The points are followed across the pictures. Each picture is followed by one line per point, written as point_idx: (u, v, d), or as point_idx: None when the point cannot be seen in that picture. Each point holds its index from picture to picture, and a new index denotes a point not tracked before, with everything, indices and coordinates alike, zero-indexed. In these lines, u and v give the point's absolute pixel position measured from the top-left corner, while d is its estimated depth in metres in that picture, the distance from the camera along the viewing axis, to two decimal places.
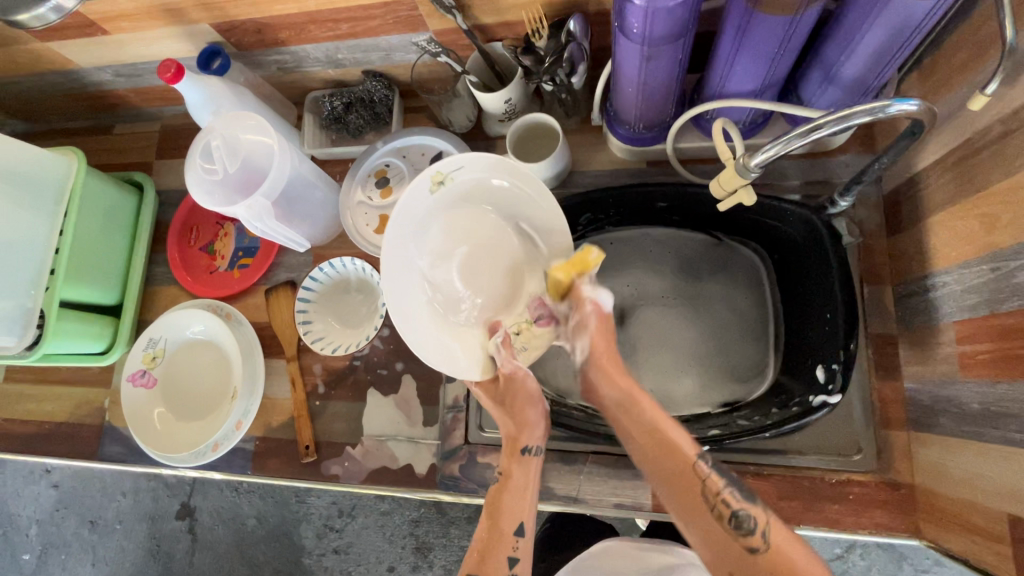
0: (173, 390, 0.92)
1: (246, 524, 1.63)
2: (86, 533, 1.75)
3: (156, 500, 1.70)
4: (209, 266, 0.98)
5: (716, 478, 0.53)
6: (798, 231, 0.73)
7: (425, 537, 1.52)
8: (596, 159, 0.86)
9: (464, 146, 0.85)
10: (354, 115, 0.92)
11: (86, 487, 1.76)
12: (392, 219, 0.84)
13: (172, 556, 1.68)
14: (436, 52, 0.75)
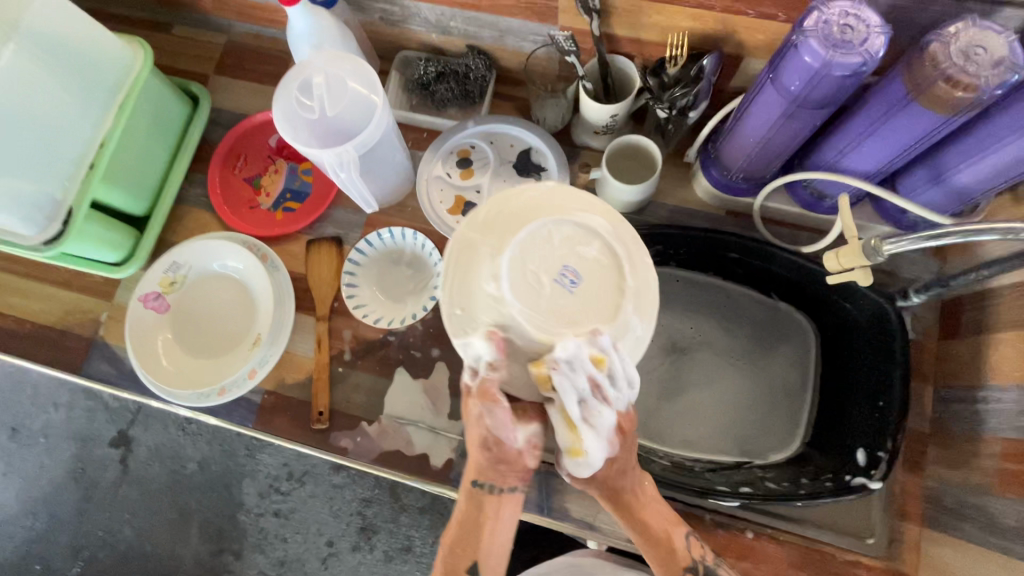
0: (184, 321, 0.86)
1: (185, 467, 1.54)
2: (3, 440, 1.61)
3: (92, 421, 1.58)
4: (250, 200, 0.93)
5: (695, 548, 0.63)
6: (863, 313, 0.75)
7: (373, 519, 1.48)
8: (680, 195, 0.86)
9: (556, 147, 0.82)
10: (443, 87, 0.88)
11: (15, 391, 1.62)
12: (468, 203, 0.81)
13: (96, 484, 1.56)
14: (568, 51, 0.72)
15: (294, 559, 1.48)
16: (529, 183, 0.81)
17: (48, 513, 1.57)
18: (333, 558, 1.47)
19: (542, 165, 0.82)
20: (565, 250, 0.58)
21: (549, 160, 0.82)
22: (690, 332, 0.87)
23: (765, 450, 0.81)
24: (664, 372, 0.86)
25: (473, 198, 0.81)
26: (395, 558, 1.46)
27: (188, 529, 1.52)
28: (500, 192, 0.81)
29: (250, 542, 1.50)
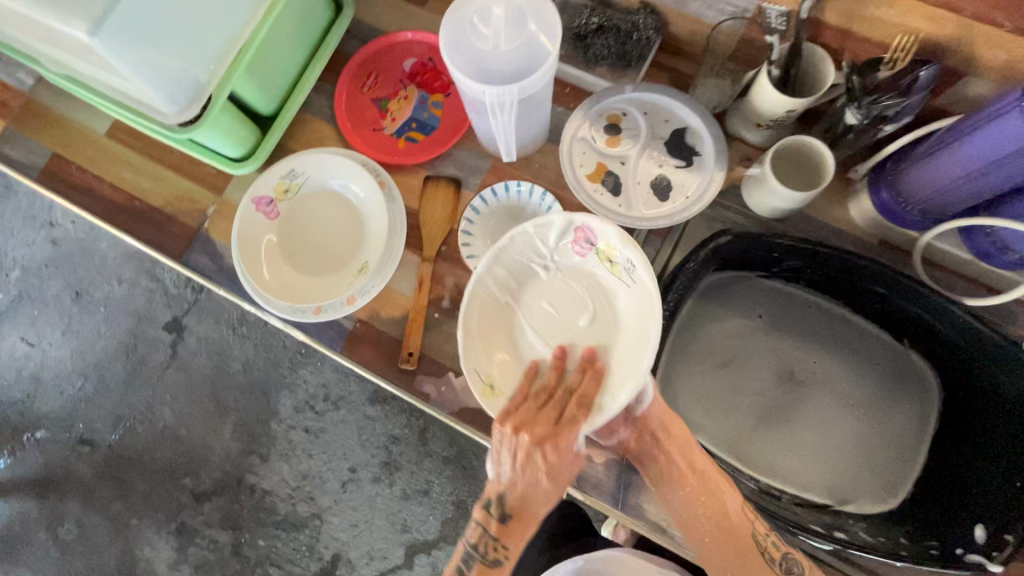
0: (291, 233, 0.84)
1: (230, 365, 1.54)
2: (66, 301, 1.62)
3: (151, 302, 1.59)
4: (374, 122, 0.89)
5: (765, 524, 0.72)
6: (1018, 389, 0.69)
7: (396, 457, 1.48)
8: (831, 212, 0.79)
9: (718, 132, 0.75)
10: (600, 42, 0.81)
11: (85, 257, 1.62)
12: (610, 173, 0.75)
13: (145, 361, 1.57)
14: (775, 29, 0.66)
15: (315, 476, 1.49)
16: (680, 165, 0.75)
17: (97, 378, 1.58)
18: (353, 484, 1.48)
19: (697, 148, 0.76)
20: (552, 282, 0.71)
21: (706, 145, 0.75)
22: (802, 361, 0.82)
23: (863, 498, 0.77)
24: (771, 396, 0.81)
25: (615, 169, 0.75)
26: (411, 498, 1.46)
27: (223, 423, 1.53)
28: (646, 168, 0.75)
29: (277, 449, 1.51)
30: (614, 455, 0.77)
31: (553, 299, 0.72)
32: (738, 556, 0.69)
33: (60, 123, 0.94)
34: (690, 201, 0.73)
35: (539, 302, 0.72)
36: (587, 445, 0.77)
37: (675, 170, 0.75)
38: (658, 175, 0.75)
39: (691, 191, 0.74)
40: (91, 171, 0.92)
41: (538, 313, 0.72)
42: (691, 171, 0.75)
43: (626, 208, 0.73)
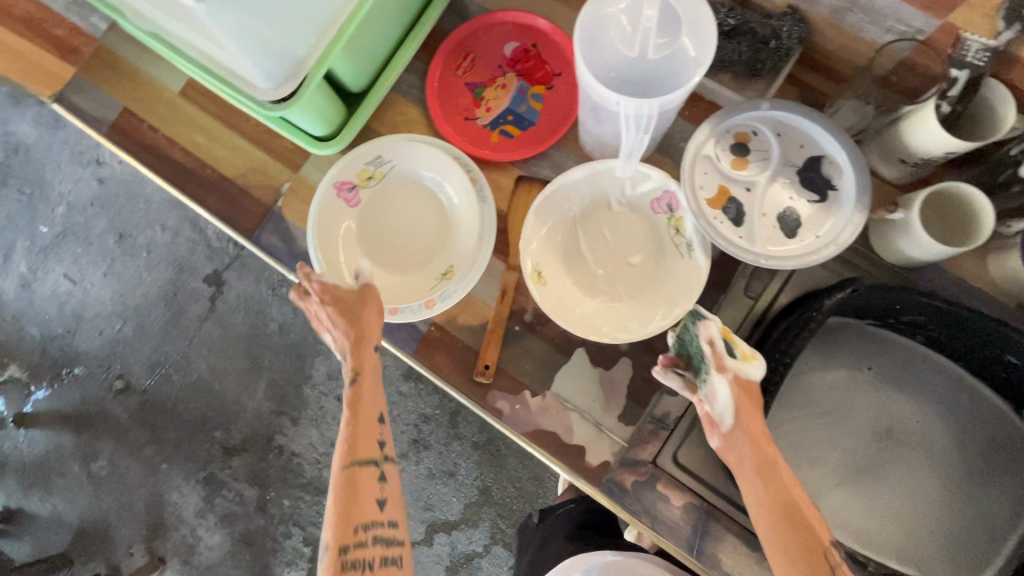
0: (372, 219, 0.79)
1: (267, 325, 1.47)
2: (109, 243, 1.54)
3: (194, 253, 1.51)
4: (466, 110, 0.82)
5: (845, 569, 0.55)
6: None
7: (426, 437, 1.33)
8: (967, 266, 0.71)
9: (861, 166, 0.67)
10: (731, 47, 0.72)
11: (130, 199, 1.54)
12: (732, 199, 0.68)
13: (184, 311, 1.51)
14: (969, 62, 0.57)
15: None
16: (811, 198, 0.67)
17: (136, 323, 1.53)
18: None
19: (834, 180, 0.68)
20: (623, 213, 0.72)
21: (844, 178, 0.67)
22: (904, 420, 0.76)
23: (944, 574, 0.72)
24: (864, 451, 0.76)
25: (739, 195, 0.68)
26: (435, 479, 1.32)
27: (257, 382, 1.48)
28: (773, 199, 0.68)
29: (309, 413, 1.45)
30: (693, 499, 0.72)
31: (612, 232, 0.71)
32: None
33: (131, 75, 0.89)
34: (820, 242, 0.66)
35: (610, 233, 0.71)
36: (665, 484, 0.72)
37: (806, 204, 0.67)
38: (786, 208, 0.67)
39: (822, 230, 0.66)
40: (162, 133, 0.87)
41: (594, 237, 0.71)
42: (823, 207, 0.67)
43: (748, 241, 0.66)
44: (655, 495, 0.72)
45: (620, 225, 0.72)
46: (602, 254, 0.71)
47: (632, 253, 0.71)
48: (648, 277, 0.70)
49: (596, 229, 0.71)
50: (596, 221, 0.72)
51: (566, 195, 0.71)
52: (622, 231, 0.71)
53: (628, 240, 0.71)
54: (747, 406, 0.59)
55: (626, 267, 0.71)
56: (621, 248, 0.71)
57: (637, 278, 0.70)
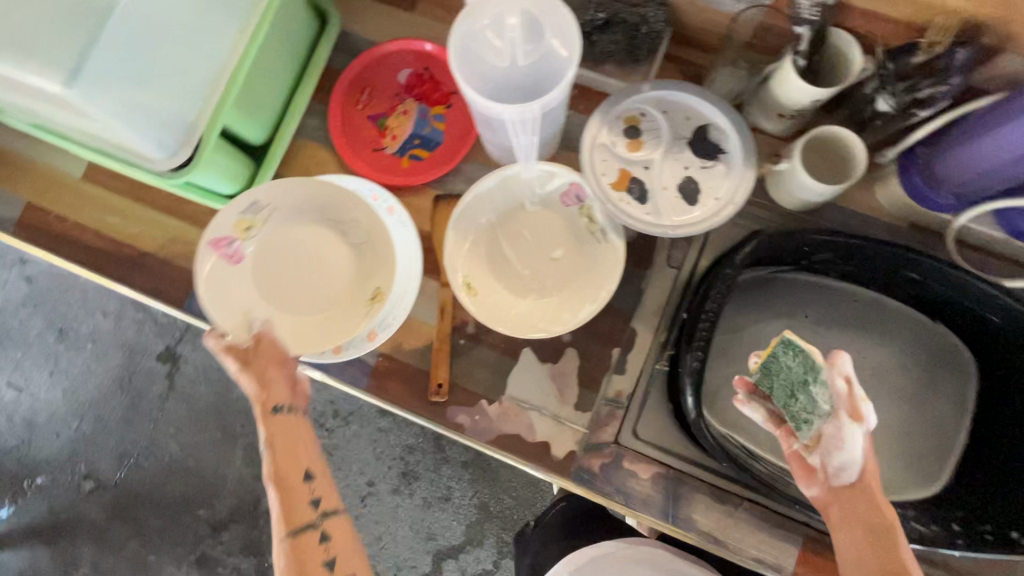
0: (281, 265, 0.76)
1: (231, 391, 1.44)
2: (51, 341, 1.48)
3: (141, 333, 1.46)
4: (373, 142, 0.84)
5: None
6: None
7: (414, 466, 1.32)
8: (858, 199, 0.77)
9: (742, 127, 0.72)
10: (607, 39, 0.76)
11: (63, 293, 1.48)
12: (634, 180, 0.72)
13: (142, 395, 1.46)
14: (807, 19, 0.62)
15: None
16: (705, 165, 0.72)
17: (94, 417, 1.47)
18: (372, 498, 1.33)
19: (721, 145, 0.72)
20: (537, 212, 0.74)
21: (730, 141, 0.72)
22: (842, 351, 0.80)
23: (905, 487, 0.76)
24: None
25: (639, 175, 0.72)
26: (433, 506, 1.31)
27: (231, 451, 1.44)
28: (671, 172, 0.72)
29: None
30: (659, 468, 0.75)
31: (530, 232, 0.74)
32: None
33: (31, 169, 0.87)
34: (720, 203, 0.69)
35: (529, 233, 0.74)
36: (630, 460, 0.76)
37: (701, 171, 0.71)
38: (684, 178, 0.71)
39: (720, 191, 0.70)
40: (72, 221, 0.86)
41: (514, 239, 0.74)
42: (718, 171, 0.71)
43: (655, 216, 0.70)
44: (622, 472, 0.75)
45: (534, 224, 0.74)
46: (526, 255, 0.73)
47: (546, 252, 0.73)
48: (571, 269, 0.73)
49: (515, 232, 0.74)
50: (513, 223, 0.74)
51: (480, 206, 0.73)
52: (541, 228, 0.74)
53: (546, 236, 0.74)
54: (872, 459, 0.56)
55: (549, 262, 0.73)
56: (541, 245, 0.73)
57: (561, 272, 0.72)
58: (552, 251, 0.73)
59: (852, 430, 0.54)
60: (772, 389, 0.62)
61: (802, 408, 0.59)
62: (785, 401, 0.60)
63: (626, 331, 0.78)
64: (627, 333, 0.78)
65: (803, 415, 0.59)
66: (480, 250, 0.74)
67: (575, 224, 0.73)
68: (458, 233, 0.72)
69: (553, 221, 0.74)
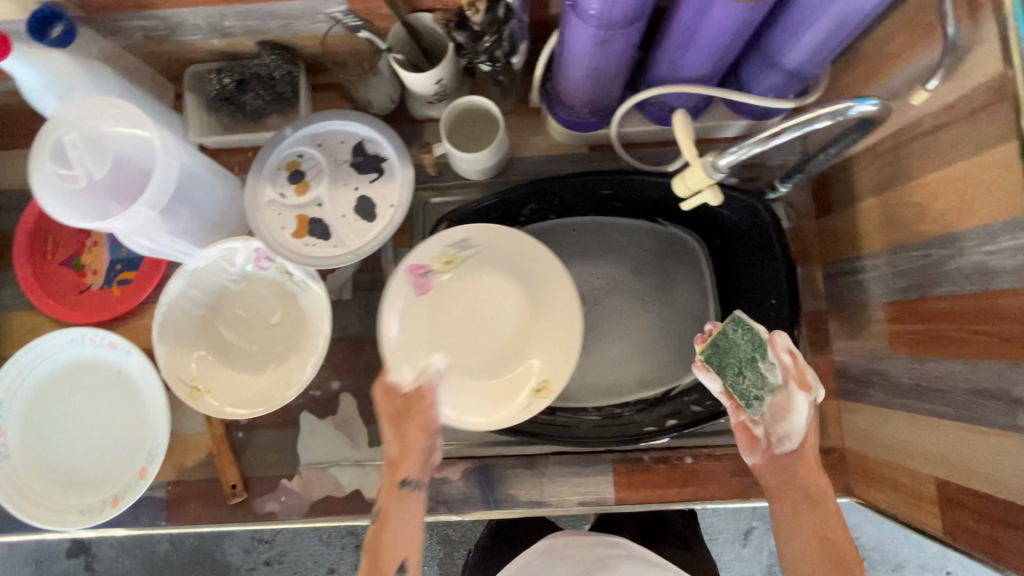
0: (54, 466, 0.76)
1: None
2: None
3: None
4: (77, 285, 0.81)
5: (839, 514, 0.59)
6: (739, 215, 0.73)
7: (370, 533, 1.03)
8: (536, 145, 0.81)
9: (389, 131, 0.74)
10: (250, 96, 0.78)
11: None
12: (313, 220, 0.72)
13: None
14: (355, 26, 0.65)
15: None
16: (371, 179, 0.73)
17: None
18: None
19: (380, 155, 0.74)
20: (244, 287, 0.74)
21: (385, 147, 0.74)
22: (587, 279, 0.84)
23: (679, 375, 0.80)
24: None
25: (316, 214, 0.72)
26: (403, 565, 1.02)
27: None
28: (344, 199, 0.73)
29: None
30: (466, 463, 0.77)
31: (245, 309, 0.74)
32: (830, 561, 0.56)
33: None
34: (395, 210, 0.71)
35: (242, 312, 0.74)
36: (439, 469, 0.77)
37: (370, 186, 0.73)
38: (357, 199, 0.73)
39: (392, 197, 0.72)
40: None
41: (232, 322, 0.74)
42: (385, 179, 0.73)
43: (341, 246, 0.71)
44: (436, 482, 0.76)
45: (245, 299, 0.74)
46: (249, 333, 0.73)
47: (258, 328, 0.73)
48: (292, 326, 0.73)
49: (230, 316, 0.74)
50: (224, 307, 0.74)
51: (181, 308, 0.72)
52: (253, 302, 0.74)
53: (260, 305, 0.74)
54: (812, 429, 0.61)
55: (271, 331, 0.73)
56: (257, 317, 0.74)
57: (283, 334, 0.73)
58: (269, 318, 0.73)
59: (801, 399, 0.60)
60: (722, 364, 0.64)
61: (757, 388, 0.62)
62: (733, 377, 0.64)
63: None
64: None
65: (755, 391, 0.62)
66: (199, 347, 0.72)
67: (282, 283, 0.74)
68: (169, 343, 0.71)
69: (263, 288, 0.74)
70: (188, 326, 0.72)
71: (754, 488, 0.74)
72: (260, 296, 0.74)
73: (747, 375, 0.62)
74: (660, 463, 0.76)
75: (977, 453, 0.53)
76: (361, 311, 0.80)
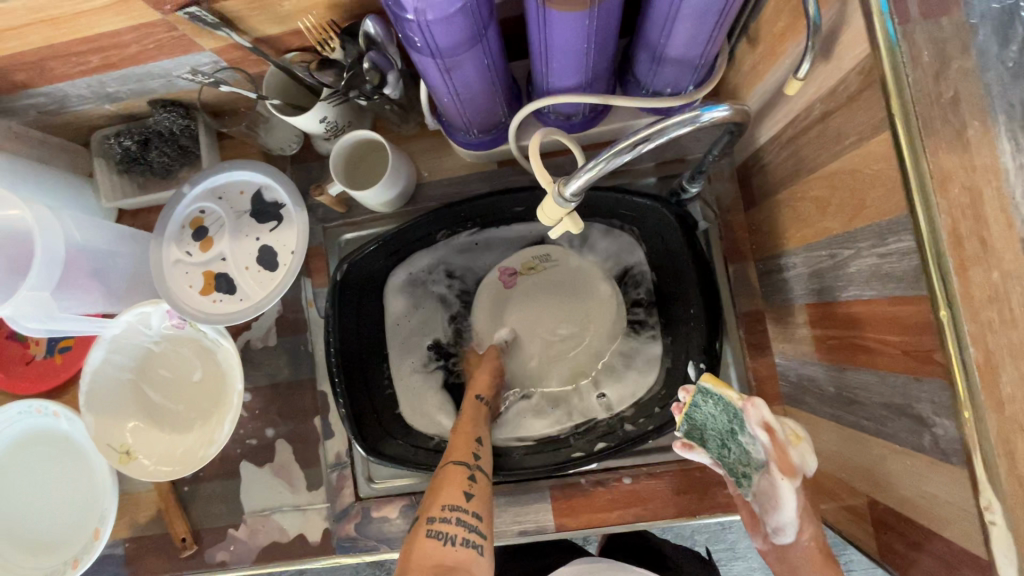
0: (20, 531, 0.79)
1: None
2: None
3: None
4: (24, 356, 0.83)
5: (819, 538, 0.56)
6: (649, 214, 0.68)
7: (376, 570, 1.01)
8: (444, 167, 0.78)
9: (284, 177, 0.73)
10: (155, 153, 0.77)
11: None
12: (218, 276, 0.72)
13: None
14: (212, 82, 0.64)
15: None
16: (271, 227, 0.72)
17: None
18: None
19: (278, 201, 0.73)
20: (166, 348, 0.76)
21: (282, 193, 0.73)
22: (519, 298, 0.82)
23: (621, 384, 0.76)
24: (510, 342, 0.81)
25: (220, 269, 0.72)
26: None
27: None
28: (247, 250, 0.72)
29: None
30: (403, 499, 0.76)
31: (169, 368, 0.76)
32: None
33: None
34: (295, 256, 0.71)
35: (168, 372, 0.76)
36: (378, 508, 0.76)
37: (271, 235, 0.72)
38: (259, 250, 0.72)
39: (293, 244, 0.72)
40: None
41: (158, 383, 0.75)
42: (285, 226, 0.72)
43: (246, 300, 0.71)
44: (375, 521, 0.76)
45: (169, 358, 0.76)
46: (176, 392, 0.75)
47: (185, 384, 0.75)
48: (215, 381, 0.75)
49: (157, 377, 0.75)
50: (149, 368, 0.76)
51: (107, 373, 0.73)
52: (177, 361, 0.76)
53: (185, 364, 0.76)
54: (803, 516, 0.54)
55: (196, 388, 0.75)
56: (183, 375, 0.76)
57: (208, 390, 0.75)
58: (193, 375, 0.75)
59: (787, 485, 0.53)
60: (703, 437, 0.56)
61: (745, 467, 0.54)
62: (719, 452, 0.56)
63: (316, 396, 0.79)
64: (317, 397, 0.79)
65: (743, 469, 0.55)
66: (128, 410, 0.74)
67: (201, 340, 0.75)
68: (98, 409, 0.73)
69: (184, 346, 0.76)
70: (114, 391, 0.74)
71: (699, 505, 0.71)
72: (183, 355, 0.76)
73: (732, 451, 0.54)
74: (598, 485, 0.73)
75: (898, 472, 0.48)
76: (288, 356, 0.80)
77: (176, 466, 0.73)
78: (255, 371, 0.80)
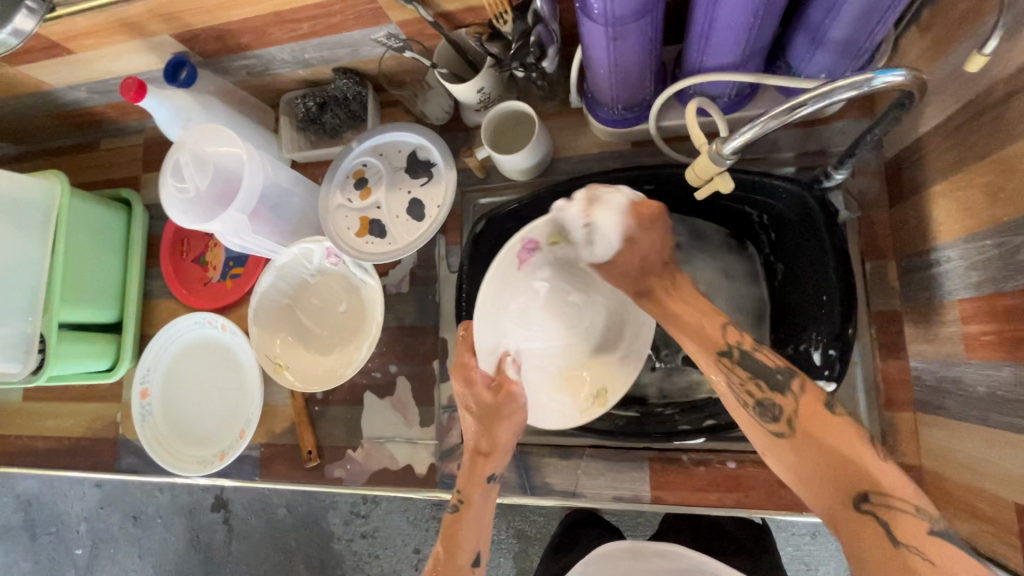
0: (186, 428, 0.94)
1: None
2: None
3: None
4: (202, 278, 0.99)
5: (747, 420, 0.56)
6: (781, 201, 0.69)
7: None
8: (579, 144, 0.83)
9: (437, 138, 0.81)
10: (329, 115, 0.89)
11: None
12: (373, 221, 0.82)
13: None
14: (399, 48, 0.74)
15: None
16: (422, 183, 0.81)
17: None
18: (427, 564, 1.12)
19: (430, 161, 0.82)
20: (320, 281, 0.87)
21: (434, 154, 0.81)
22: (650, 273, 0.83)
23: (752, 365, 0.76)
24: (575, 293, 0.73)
25: (375, 216, 0.82)
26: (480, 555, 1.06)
27: None
28: (399, 202, 0.82)
29: None
30: None
31: (320, 299, 0.87)
32: (827, 474, 0.50)
33: None
34: (440, 209, 0.79)
35: (320, 301, 0.87)
36: None
37: (421, 189, 0.81)
38: (410, 202, 0.81)
39: (439, 199, 0.80)
40: (14, 435, 1.04)
41: (310, 309, 0.87)
42: (433, 183, 0.81)
43: (395, 243, 0.80)
44: None
45: (321, 289, 0.87)
46: (325, 319, 0.87)
47: (337, 310, 0.87)
48: (357, 313, 0.86)
49: (310, 304, 0.87)
50: (305, 294, 0.87)
51: (271, 295, 0.85)
52: (329, 291, 0.87)
53: (336, 295, 0.87)
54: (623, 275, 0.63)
55: (344, 317, 0.86)
56: (332, 304, 0.87)
57: (351, 321, 0.86)
58: (339, 307, 0.86)
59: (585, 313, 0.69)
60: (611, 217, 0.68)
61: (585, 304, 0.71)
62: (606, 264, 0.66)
63: (437, 342, 0.86)
64: (438, 343, 0.86)
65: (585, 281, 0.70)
66: (281, 328, 0.86)
67: (352, 277, 0.86)
68: (262, 323, 0.84)
69: (337, 283, 0.87)
70: (275, 313, 0.86)
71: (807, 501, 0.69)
72: (335, 289, 0.87)
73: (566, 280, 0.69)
74: (700, 464, 0.74)
75: None
76: (417, 303, 0.88)
77: (317, 384, 0.83)
78: (387, 313, 0.89)
